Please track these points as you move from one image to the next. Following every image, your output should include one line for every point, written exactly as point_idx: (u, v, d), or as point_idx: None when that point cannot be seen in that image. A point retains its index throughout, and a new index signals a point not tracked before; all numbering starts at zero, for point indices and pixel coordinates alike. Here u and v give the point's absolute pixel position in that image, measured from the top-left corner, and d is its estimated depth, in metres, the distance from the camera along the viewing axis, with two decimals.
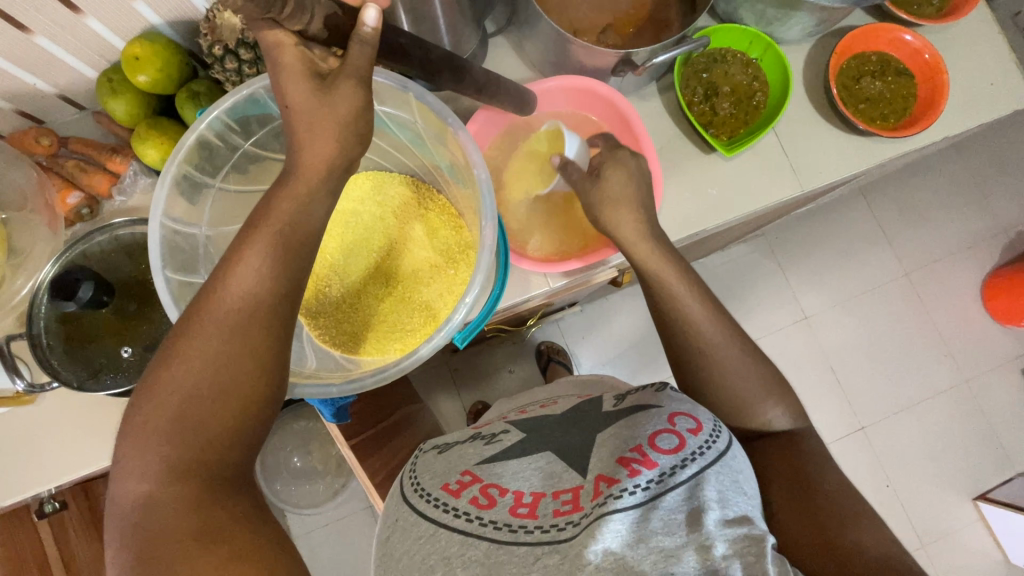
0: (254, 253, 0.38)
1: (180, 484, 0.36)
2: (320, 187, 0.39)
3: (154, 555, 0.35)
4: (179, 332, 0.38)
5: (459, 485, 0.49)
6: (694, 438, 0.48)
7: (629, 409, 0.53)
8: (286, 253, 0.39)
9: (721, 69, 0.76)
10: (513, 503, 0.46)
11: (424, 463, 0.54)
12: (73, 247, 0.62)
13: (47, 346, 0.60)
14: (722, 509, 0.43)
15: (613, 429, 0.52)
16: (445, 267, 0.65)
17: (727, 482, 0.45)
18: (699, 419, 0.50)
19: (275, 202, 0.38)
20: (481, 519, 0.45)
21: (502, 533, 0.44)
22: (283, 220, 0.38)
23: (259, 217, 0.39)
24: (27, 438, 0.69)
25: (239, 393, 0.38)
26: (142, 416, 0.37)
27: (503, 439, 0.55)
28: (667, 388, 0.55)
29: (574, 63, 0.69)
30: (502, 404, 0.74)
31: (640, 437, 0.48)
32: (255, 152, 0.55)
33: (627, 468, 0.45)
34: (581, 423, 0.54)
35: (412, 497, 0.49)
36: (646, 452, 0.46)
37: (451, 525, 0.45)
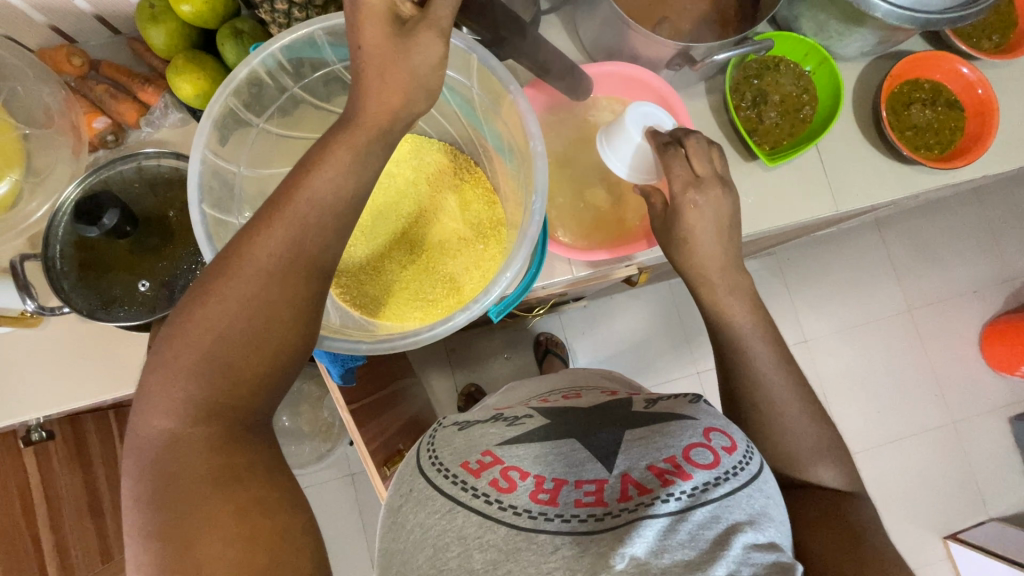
0: (304, 196, 0.37)
1: (205, 425, 0.36)
2: (379, 136, 0.38)
3: (174, 494, 0.34)
4: (217, 270, 0.37)
5: (480, 465, 0.49)
6: (729, 457, 0.49)
7: (662, 415, 0.54)
8: (337, 198, 0.37)
9: (772, 77, 0.75)
10: (533, 488, 0.47)
11: (443, 438, 0.54)
12: (98, 172, 0.61)
13: (61, 271, 0.59)
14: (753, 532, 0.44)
15: (643, 429, 0.52)
16: (474, 241, 0.64)
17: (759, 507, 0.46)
18: (734, 438, 0.51)
19: (331, 146, 0.37)
20: (502, 502, 0.46)
21: (522, 519, 0.45)
22: (340, 167, 0.37)
23: (311, 162, 0.37)
24: (26, 361, 0.67)
25: (274, 340, 0.37)
26: (171, 352, 0.35)
27: (525, 423, 0.56)
28: (701, 402, 0.56)
29: (629, 51, 0.67)
30: (515, 389, 0.76)
31: (675, 448, 0.49)
32: (303, 97, 0.53)
33: (659, 478, 0.46)
34: (611, 419, 0.55)
35: (430, 469, 0.50)
36: (681, 464, 0.47)
37: (470, 504, 0.46)
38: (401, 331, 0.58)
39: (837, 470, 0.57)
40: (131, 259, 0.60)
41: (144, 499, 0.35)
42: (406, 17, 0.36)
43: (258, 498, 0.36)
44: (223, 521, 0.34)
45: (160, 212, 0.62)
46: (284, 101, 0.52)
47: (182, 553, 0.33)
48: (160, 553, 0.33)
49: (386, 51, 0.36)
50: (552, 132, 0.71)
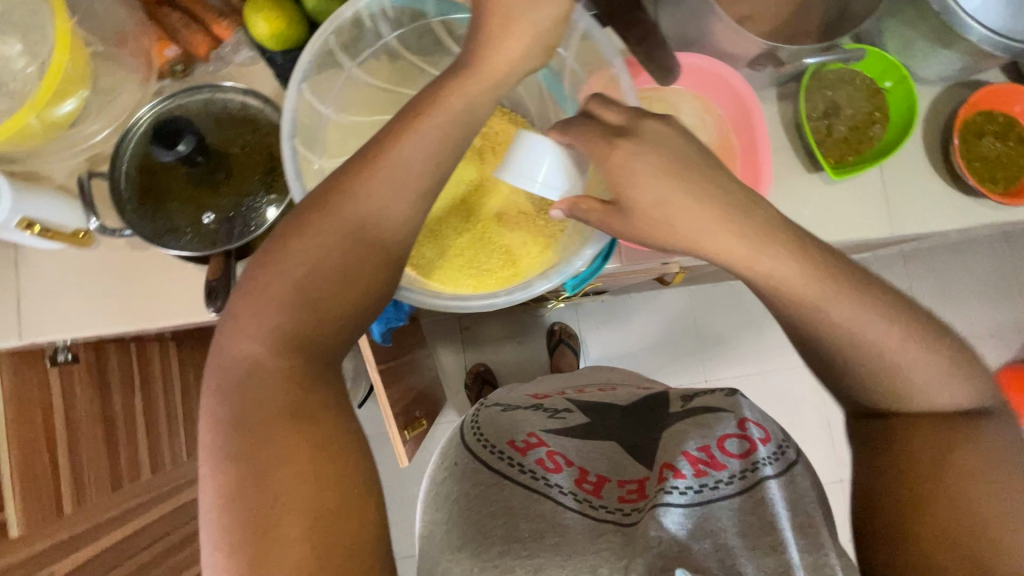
0: (410, 141, 0.37)
1: (287, 356, 0.36)
2: (490, 90, 0.38)
3: (254, 420, 0.35)
4: (316, 205, 0.37)
5: (526, 445, 0.61)
6: (764, 447, 0.55)
7: (701, 409, 0.63)
8: (443, 145, 0.37)
9: (846, 91, 0.74)
10: (577, 476, 0.59)
11: (490, 420, 0.67)
12: (173, 100, 0.61)
13: (124, 193, 0.59)
14: (794, 516, 0.49)
15: (681, 425, 0.61)
16: (535, 216, 0.63)
17: (796, 493, 0.52)
18: (769, 431, 0.58)
19: (444, 92, 0.38)
20: (546, 478, 0.58)
21: (567, 498, 0.56)
22: (450, 114, 0.37)
23: (419, 108, 0.37)
24: (74, 280, 0.68)
25: (363, 279, 0.37)
26: (264, 278, 0.36)
27: (566, 417, 0.67)
28: (737, 394, 0.65)
29: (710, 44, 0.66)
30: (547, 380, 0.83)
31: (710, 440, 0.57)
32: (395, 47, 0.52)
33: (694, 465, 0.54)
34: (647, 423, 0.65)
35: (475, 446, 0.63)
36: (713, 454, 0.55)
37: (517, 478, 0.58)
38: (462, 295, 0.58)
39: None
40: (193, 190, 0.60)
41: (224, 418, 0.35)
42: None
43: (332, 432, 0.36)
44: (297, 452, 0.34)
45: (225, 148, 0.62)
46: (377, 49, 0.52)
47: (258, 475, 0.34)
48: (235, 472, 0.34)
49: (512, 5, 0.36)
50: None
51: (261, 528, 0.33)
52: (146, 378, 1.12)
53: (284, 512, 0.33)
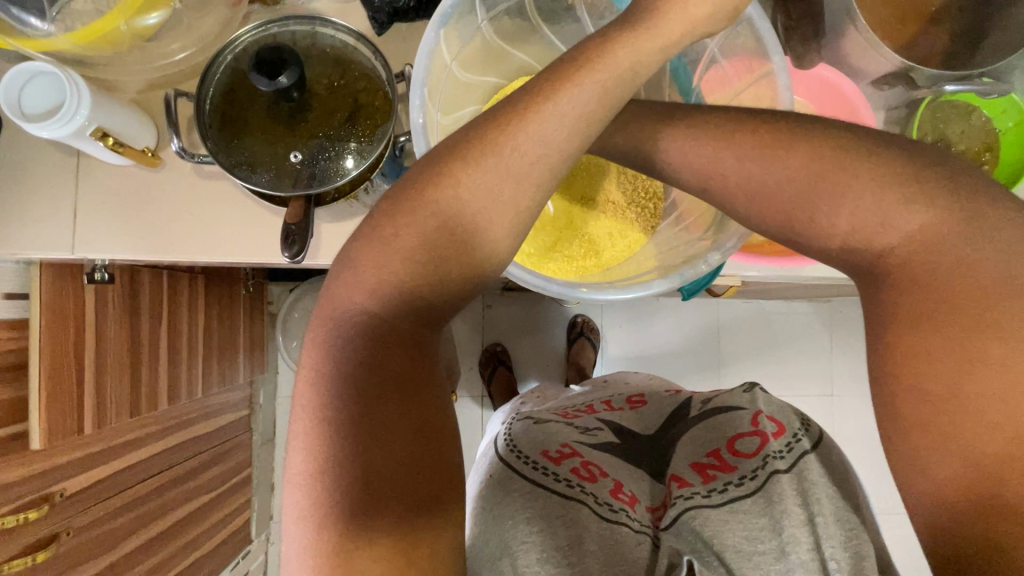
0: (568, 97, 0.32)
1: (401, 320, 0.33)
2: (661, 49, 0.33)
3: (354, 385, 0.32)
4: (452, 158, 0.32)
5: (559, 454, 0.62)
6: (775, 441, 0.62)
7: (715, 409, 0.68)
8: (604, 105, 0.32)
9: (959, 126, 0.69)
10: (612, 487, 0.60)
11: (522, 431, 0.67)
12: (271, 26, 0.58)
13: (207, 120, 0.57)
14: (802, 508, 0.57)
15: (697, 430, 0.67)
16: (627, 209, 0.60)
17: (806, 485, 0.59)
18: (784, 423, 0.64)
19: (612, 45, 0.33)
20: (581, 486, 0.59)
21: (604, 508, 0.58)
22: (619, 70, 0.32)
23: (582, 62, 0.33)
24: (134, 203, 0.65)
25: (489, 245, 0.33)
26: (391, 231, 0.32)
27: (598, 435, 0.67)
28: (755, 389, 0.69)
29: (839, 51, 0.62)
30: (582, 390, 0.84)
31: (720, 444, 0.64)
32: (529, 7, 0.49)
33: (706, 471, 0.61)
34: (671, 425, 0.69)
35: (509, 457, 0.63)
36: (723, 458, 0.62)
37: (553, 486, 0.59)
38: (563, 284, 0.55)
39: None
40: (277, 126, 0.57)
41: (324, 376, 0.32)
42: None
43: (430, 409, 0.33)
44: (399, 424, 0.32)
45: (313, 87, 0.58)
46: (513, 6, 0.49)
47: (356, 446, 0.31)
48: (331, 438, 0.31)
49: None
50: None
51: (353, 499, 0.31)
52: (174, 308, 1.10)
53: (381, 486, 0.31)
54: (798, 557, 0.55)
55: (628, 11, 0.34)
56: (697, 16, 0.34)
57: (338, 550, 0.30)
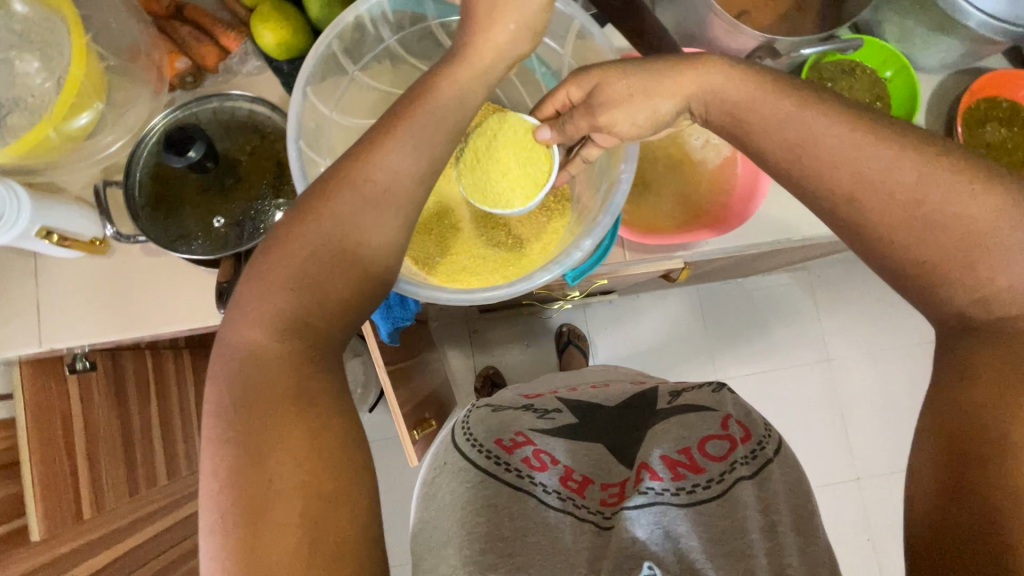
0: (403, 129, 0.37)
1: (288, 345, 0.36)
2: (481, 72, 0.39)
3: (253, 409, 0.35)
4: (311, 194, 0.37)
5: (513, 443, 0.64)
6: (743, 447, 0.61)
7: (683, 408, 0.68)
8: (439, 129, 0.38)
9: (846, 82, 0.72)
10: (563, 475, 0.62)
11: (478, 418, 0.70)
12: (184, 107, 0.63)
13: (138, 203, 0.61)
14: (762, 514, 0.55)
15: (665, 424, 0.67)
16: (538, 213, 0.64)
17: (770, 492, 0.57)
18: (750, 430, 0.64)
19: (437, 78, 0.38)
20: (531, 476, 0.61)
21: (551, 497, 0.60)
22: (442, 99, 0.38)
23: (413, 96, 0.38)
24: (92, 287, 0.70)
25: (363, 265, 0.37)
26: (266, 266, 0.36)
27: (555, 418, 0.70)
28: (723, 391, 0.71)
29: (709, 36, 0.67)
30: (553, 377, 0.88)
31: (692, 443, 0.63)
32: (397, 51, 0.54)
33: (676, 471, 0.60)
34: (634, 413, 0.70)
35: (463, 444, 0.65)
36: (695, 458, 0.61)
37: (502, 476, 0.61)
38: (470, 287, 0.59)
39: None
40: (204, 196, 0.62)
41: (225, 405, 0.36)
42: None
43: (324, 422, 0.37)
44: (298, 438, 0.35)
45: (235, 155, 0.63)
46: (380, 52, 0.53)
47: (258, 463, 0.34)
48: (236, 461, 0.35)
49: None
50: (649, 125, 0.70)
51: (257, 513, 0.34)
52: (162, 386, 1.14)
53: (280, 496, 0.34)
54: (759, 560, 0.52)
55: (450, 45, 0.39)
56: (509, 40, 0.38)
57: (250, 563, 0.33)
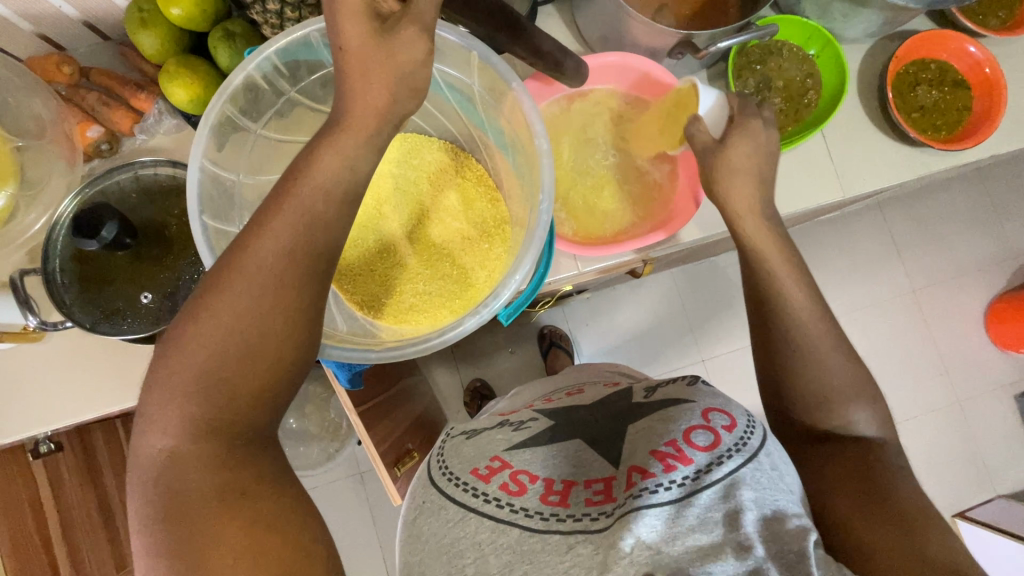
0: (296, 205, 0.38)
1: (206, 442, 0.36)
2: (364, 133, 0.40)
3: (178, 511, 0.35)
4: (209, 287, 0.37)
5: (489, 470, 0.53)
6: (729, 435, 0.50)
7: (662, 403, 0.57)
8: (329, 201, 0.38)
9: (775, 62, 0.73)
10: (543, 491, 0.51)
11: (453, 448, 0.59)
12: (93, 184, 0.60)
13: (62, 284, 0.58)
14: (757, 507, 0.45)
15: (645, 422, 0.55)
16: (478, 240, 0.63)
17: (765, 483, 0.47)
18: (733, 416, 0.53)
19: (323, 150, 0.38)
20: (512, 504, 0.50)
21: (534, 521, 0.48)
22: (332, 171, 0.38)
23: (299, 168, 0.38)
24: (31, 375, 0.67)
25: (269, 352, 0.37)
26: (167, 367, 0.36)
27: (531, 427, 0.59)
28: (700, 382, 0.59)
29: (628, 38, 0.66)
30: (528, 388, 0.80)
31: (675, 432, 0.51)
32: (300, 101, 0.54)
33: (661, 462, 0.48)
34: (612, 414, 0.59)
35: (440, 481, 0.54)
36: (681, 448, 0.49)
37: (481, 509, 0.50)
38: (413, 334, 0.58)
39: (857, 409, 0.53)
40: (135, 269, 0.59)
41: (150, 509, 0.35)
42: (388, 15, 0.37)
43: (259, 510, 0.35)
44: (225, 535, 0.34)
45: (161, 223, 0.61)
46: (281, 105, 0.53)
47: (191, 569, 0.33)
48: (165, 567, 0.34)
49: (366, 46, 0.37)
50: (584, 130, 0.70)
51: None
52: None
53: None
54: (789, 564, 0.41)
55: (335, 111, 0.39)
56: (390, 102, 0.38)
57: None
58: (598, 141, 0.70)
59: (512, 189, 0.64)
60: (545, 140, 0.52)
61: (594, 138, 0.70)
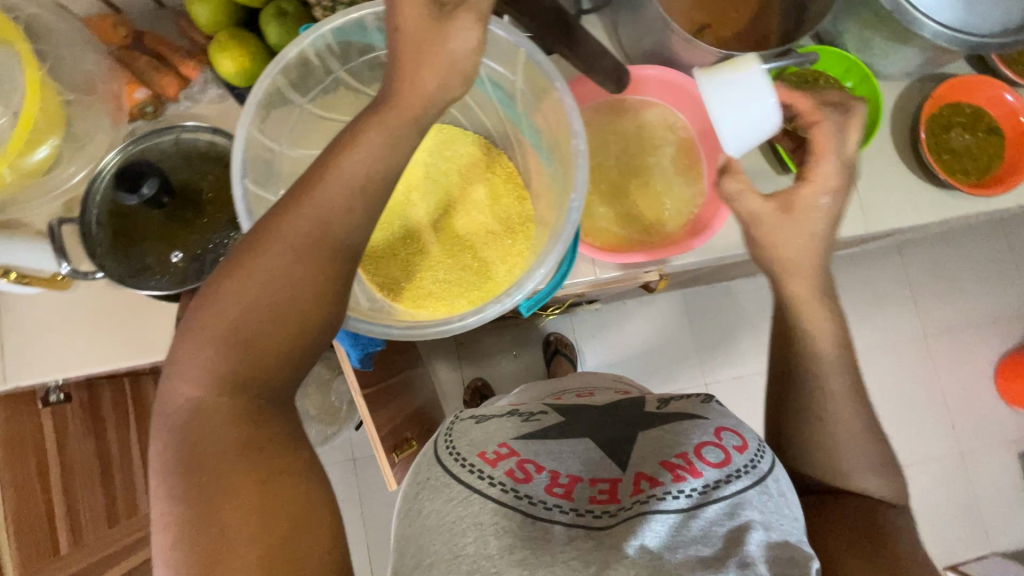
0: (336, 178, 0.39)
1: (231, 396, 0.37)
2: None
3: (199, 459, 0.36)
4: (248, 246, 0.38)
5: (496, 456, 0.53)
6: (740, 456, 0.52)
7: (675, 415, 0.58)
8: (369, 176, 0.39)
9: (811, 91, 0.73)
10: (549, 482, 0.51)
11: (461, 429, 0.58)
12: (139, 142, 0.62)
13: (97, 236, 0.60)
14: (762, 529, 0.47)
15: (655, 429, 0.56)
16: (503, 235, 0.64)
17: (770, 508, 0.49)
18: (745, 438, 0.54)
19: (367, 125, 0.39)
20: (519, 491, 0.50)
21: (536, 508, 0.49)
22: (374, 147, 0.39)
23: (343, 142, 0.39)
24: (56, 324, 0.69)
25: (298, 313, 0.38)
26: (201, 319, 0.37)
27: (540, 419, 0.59)
28: (712, 402, 0.60)
29: (669, 52, 0.67)
30: (536, 386, 0.80)
31: (687, 446, 0.53)
32: (347, 82, 0.55)
33: (671, 473, 0.50)
34: (622, 419, 0.59)
35: (446, 459, 0.54)
36: (692, 461, 0.51)
37: (487, 492, 0.50)
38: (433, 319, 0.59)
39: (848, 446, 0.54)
40: (167, 228, 0.61)
41: (173, 456, 0.36)
42: (447, 5, 0.38)
43: (279, 470, 0.37)
44: (240, 488, 0.35)
45: (197, 186, 0.62)
46: (328, 84, 0.54)
47: (206, 521, 0.34)
48: (182, 509, 0.35)
49: (424, 33, 0.38)
50: (615, 140, 0.71)
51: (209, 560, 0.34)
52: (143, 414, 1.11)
53: (232, 555, 0.34)
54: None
55: (384, 91, 0.40)
56: (437, 90, 0.39)
57: None
58: (628, 152, 0.71)
59: (543, 185, 0.65)
60: (581, 144, 0.53)
61: (623, 148, 0.71)
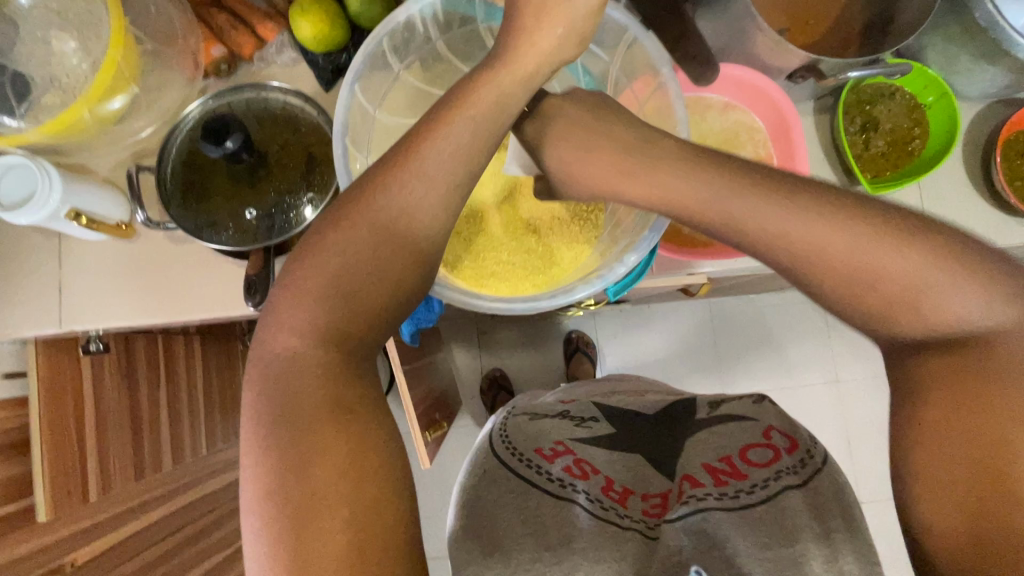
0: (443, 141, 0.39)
1: (326, 350, 0.37)
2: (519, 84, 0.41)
3: (294, 412, 0.36)
4: (351, 202, 0.38)
5: (553, 453, 0.56)
6: (788, 457, 0.51)
7: (725, 418, 0.58)
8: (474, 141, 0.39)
9: (884, 105, 0.73)
10: (604, 485, 0.54)
11: (515, 427, 0.62)
12: (222, 96, 0.62)
13: (172, 188, 0.61)
14: (824, 527, 0.45)
15: (703, 435, 0.57)
16: (572, 225, 0.64)
17: (826, 505, 0.47)
18: (795, 437, 0.54)
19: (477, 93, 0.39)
20: (573, 485, 0.53)
21: (594, 506, 0.51)
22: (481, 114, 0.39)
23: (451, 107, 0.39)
24: (116, 272, 0.70)
25: (396, 272, 0.38)
26: (301, 271, 0.37)
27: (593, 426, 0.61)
28: (765, 402, 0.60)
29: (749, 52, 0.66)
30: (583, 385, 0.80)
31: (732, 449, 0.53)
32: (442, 54, 0.57)
33: (713, 476, 0.51)
34: (675, 428, 0.60)
35: (502, 452, 0.57)
36: (736, 464, 0.52)
37: (544, 485, 0.52)
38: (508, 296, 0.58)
39: None
40: (241, 185, 0.61)
41: (268, 407, 0.36)
42: None
43: (366, 430, 0.37)
44: (332, 443, 0.35)
45: (271, 146, 0.62)
46: (425, 53, 0.56)
47: (299, 475, 0.34)
48: (276, 460, 0.35)
49: None
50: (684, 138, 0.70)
51: (302, 513, 0.34)
52: (173, 371, 1.11)
53: (325, 510, 0.34)
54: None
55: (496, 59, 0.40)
56: None
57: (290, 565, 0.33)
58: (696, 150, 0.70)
59: None
60: (685, 129, 0.54)
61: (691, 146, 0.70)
